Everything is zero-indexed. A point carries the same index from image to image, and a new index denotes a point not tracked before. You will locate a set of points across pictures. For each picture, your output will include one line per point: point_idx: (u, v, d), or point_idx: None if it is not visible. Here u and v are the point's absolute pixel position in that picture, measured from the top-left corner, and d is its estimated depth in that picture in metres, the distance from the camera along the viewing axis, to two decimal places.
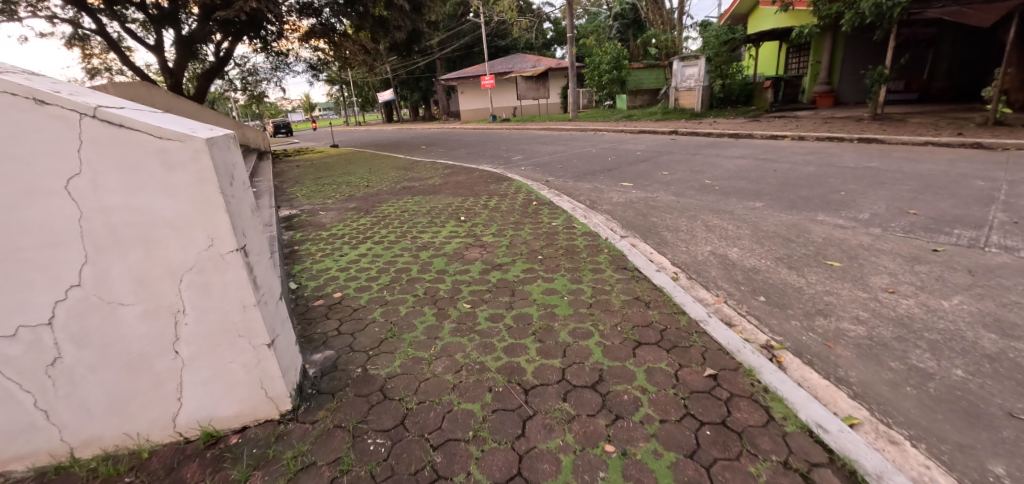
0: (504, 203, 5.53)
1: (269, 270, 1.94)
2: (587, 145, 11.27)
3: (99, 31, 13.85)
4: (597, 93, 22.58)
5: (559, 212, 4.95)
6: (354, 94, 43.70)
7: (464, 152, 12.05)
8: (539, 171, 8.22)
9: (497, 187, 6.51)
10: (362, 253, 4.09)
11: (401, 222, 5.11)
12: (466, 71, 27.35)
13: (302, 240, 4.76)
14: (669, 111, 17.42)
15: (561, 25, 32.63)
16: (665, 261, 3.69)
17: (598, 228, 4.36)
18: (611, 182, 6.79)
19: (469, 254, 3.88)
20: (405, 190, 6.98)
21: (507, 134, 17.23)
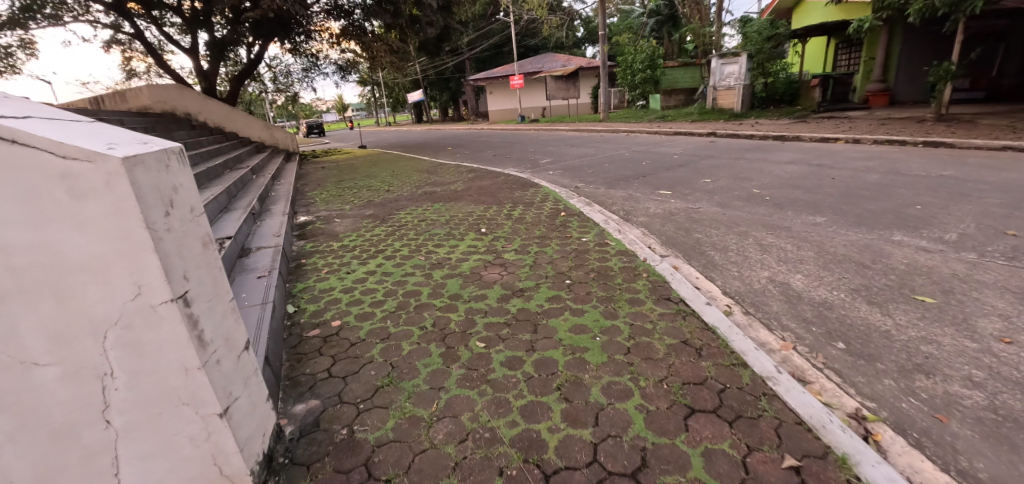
0: (530, 213, 5.07)
1: (226, 319, 1.56)
2: (620, 148, 10.68)
3: (138, 36, 14.20)
4: (630, 93, 21.85)
5: (589, 225, 4.45)
6: (385, 95, 44.15)
7: (490, 154, 11.68)
8: (568, 176, 7.74)
9: (523, 194, 6.07)
10: (371, 271, 3.71)
11: (417, 233, 4.73)
12: (496, 71, 27.04)
13: (312, 252, 4.44)
14: (706, 111, 16.59)
15: (592, 23, 31.91)
16: (716, 289, 3.14)
17: (634, 246, 3.84)
18: (647, 190, 6.24)
19: (487, 275, 3.45)
20: (426, 196, 6.63)
21: (535, 135, 16.80)
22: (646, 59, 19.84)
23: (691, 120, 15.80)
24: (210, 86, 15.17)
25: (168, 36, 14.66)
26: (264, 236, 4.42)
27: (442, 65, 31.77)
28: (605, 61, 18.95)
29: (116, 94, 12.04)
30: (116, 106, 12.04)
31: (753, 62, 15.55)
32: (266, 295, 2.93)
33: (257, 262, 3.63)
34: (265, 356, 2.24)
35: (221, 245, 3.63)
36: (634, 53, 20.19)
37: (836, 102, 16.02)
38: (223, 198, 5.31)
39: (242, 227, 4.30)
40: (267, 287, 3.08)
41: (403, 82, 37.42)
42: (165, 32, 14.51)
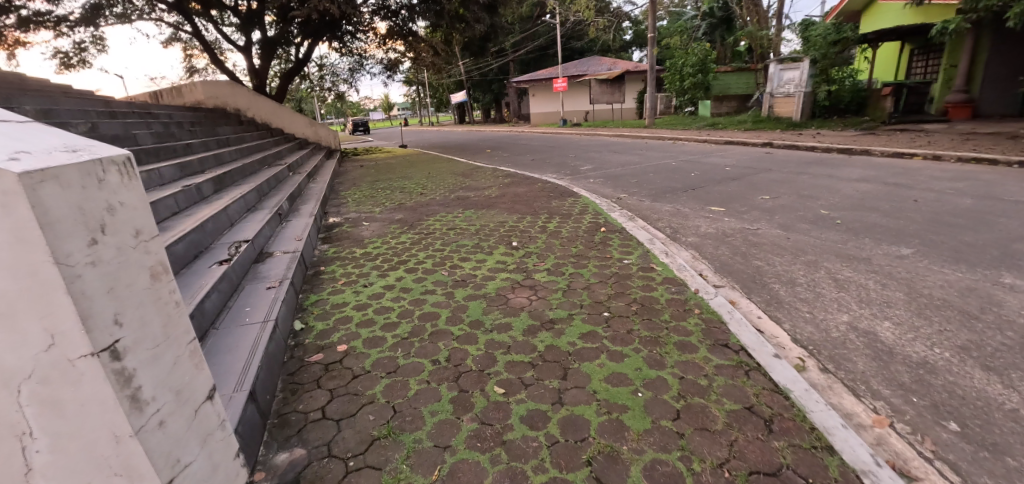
0: (566, 226, 4.66)
1: (178, 366, 1.26)
2: (667, 157, 10.06)
3: (197, 35, 14.81)
4: (677, 98, 20.98)
5: (631, 245, 4.00)
6: (429, 95, 44.76)
7: (529, 159, 11.35)
8: (609, 185, 7.27)
9: (560, 204, 5.68)
10: (389, 285, 3.41)
11: (443, 243, 4.42)
12: (539, 73, 26.67)
13: (333, 258, 4.21)
14: (761, 120, 15.60)
15: (641, 26, 30.96)
16: (782, 335, 2.64)
17: (683, 273, 3.36)
18: (697, 205, 5.71)
19: (514, 299, 3.07)
20: (458, 202, 6.33)
21: (575, 140, 16.34)
22: (697, 63, 18.91)
23: (744, 128, 14.88)
24: (260, 83, 15.61)
25: (225, 35, 15.22)
26: (285, 239, 4.24)
27: (486, 66, 31.74)
28: (653, 65, 18.20)
29: (173, 89, 12.55)
30: (172, 100, 12.54)
31: (816, 68, 14.46)
32: (271, 312, 2.68)
33: (272, 270, 3.41)
34: (252, 390, 1.96)
35: (237, 250, 3.44)
36: (685, 57, 19.31)
37: (909, 114, 14.67)
38: (252, 197, 5.21)
39: (263, 229, 4.12)
40: (275, 301, 2.84)
41: (447, 82, 37.68)
42: (222, 31, 15.07)
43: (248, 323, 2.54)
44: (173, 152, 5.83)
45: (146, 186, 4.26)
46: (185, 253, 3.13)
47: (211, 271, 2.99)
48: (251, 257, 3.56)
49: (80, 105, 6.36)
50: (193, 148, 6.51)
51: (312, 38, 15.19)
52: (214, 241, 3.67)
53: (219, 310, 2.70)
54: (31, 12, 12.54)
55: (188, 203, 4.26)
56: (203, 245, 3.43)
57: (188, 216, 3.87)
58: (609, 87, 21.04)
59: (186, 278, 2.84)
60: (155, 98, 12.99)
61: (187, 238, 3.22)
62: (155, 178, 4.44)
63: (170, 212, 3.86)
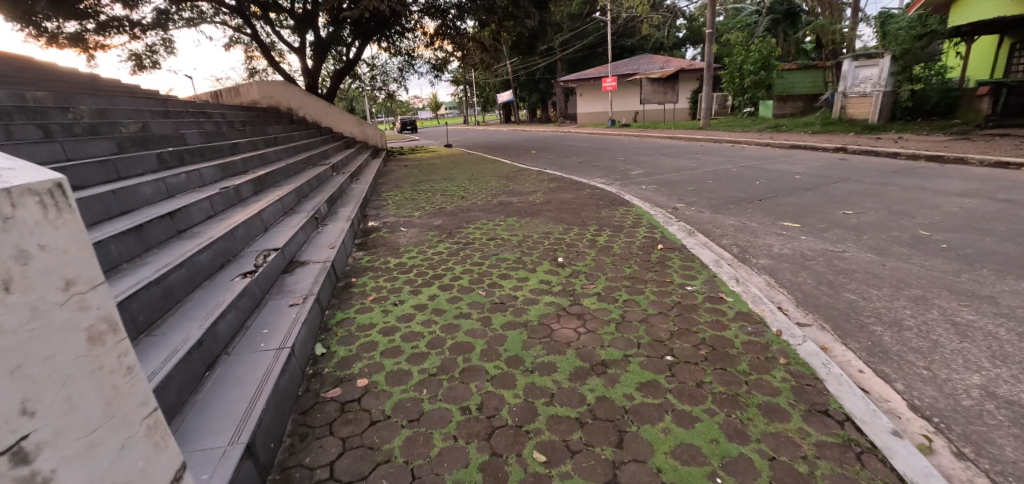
0: (616, 241, 4.20)
1: (127, 452, 1.01)
2: (726, 162, 9.30)
3: (256, 37, 15.36)
4: (736, 98, 19.76)
5: (694, 267, 3.50)
6: (476, 94, 44.97)
7: (575, 161, 10.88)
8: (663, 193, 6.71)
9: (609, 214, 5.22)
10: (421, 305, 3.11)
11: (482, 255, 4.08)
12: (588, 72, 25.99)
13: (367, 268, 3.97)
14: (831, 122, 14.32)
15: (697, 22, 29.51)
16: (896, 397, 2.10)
17: (760, 306, 2.84)
18: (765, 219, 5.08)
19: (558, 331, 2.67)
20: (500, 208, 5.98)
21: (624, 141, 15.67)
22: (759, 60, 17.67)
23: (811, 131, 13.70)
24: (313, 83, 15.97)
25: (281, 36, 15.68)
26: (318, 246, 4.05)
27: (533, 66, 31.36)
28: (711, 63, 17.15)
29: (231, 89, 13.02)
30: (230, 100, 13.02)
31: (899, 65, 13.04)
32: (288, 336, 2.44)
33: (299, 281, 3.21)
34: (250, 443, 1.70)
35: (264, 260, 3.27)
36: (745, 54, 18.11)
37: None
38: (291, 199, 5.11)
39: (296, 235, 3.95)
40: (295, 322, 2.61)
41: (493, 81, 37.59)
42: (278, 33, 15.52)
43: (262, 349, 2.31)
44: (220, 152, 5.86)
45: (185, 188, 4.21)
46: (210, 263, 2.97)
47: (233, 284, 2.80)
48: (279, 267, 3.38)
49: (137, 105, 6.54)
50: (239, 147, 6.54)
51: (362, 38, 15.36)
52: (245, 248, 3.53)
53: (236, 331, 2.49)
54: (109, 17, 13.39)
55: (225, 206, 4.18)
56: (232, 254, 3.29)
57: (222, 220, 3.76)
58: (662, 86, 20.08)
59: (206, 293, 2.66)
60: (215, 98, 13.55)
61: (214, 247, 3.07)
62: (196, 179, 4.39)
63: (205, 215, 3.77)
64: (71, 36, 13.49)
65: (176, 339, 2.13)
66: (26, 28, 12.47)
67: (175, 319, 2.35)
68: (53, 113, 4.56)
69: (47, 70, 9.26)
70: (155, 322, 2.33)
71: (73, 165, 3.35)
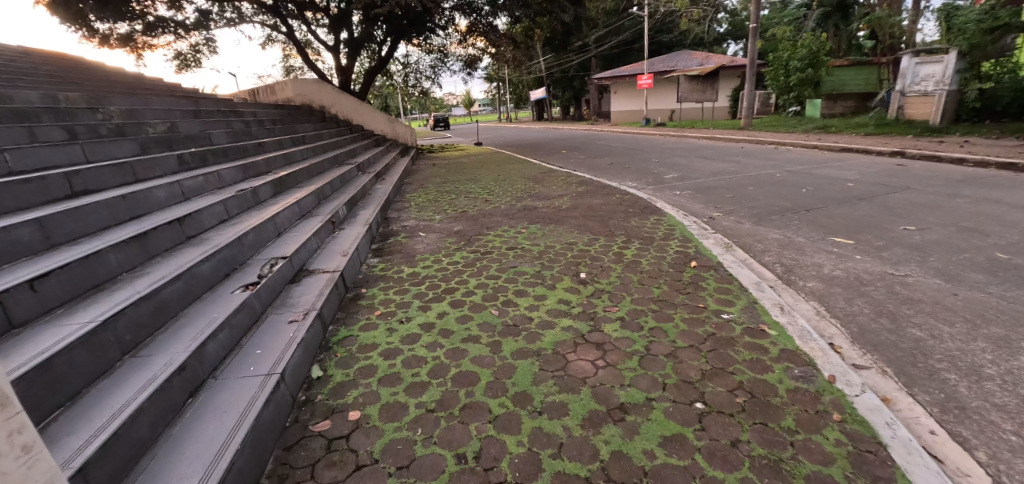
0: (645, 256, 3.89)
1: None
2: (769, 167, 8.71)
3: (293, 36, 15.65)
4: (781, 96, 18.74)
5: (731, 290, 3.15)
6: (509, 92, 44.76)
7: (607, 162, 10.49)
8: (700, 200, 6.29)
9: (640, 223, 4.89)
10: (428, 324, 2.90)
11: (500, 266, 3.84)
12: (623, 69, 25.30)
13: (379, 278, 3.80)
14: (886, 123, 13.32)
15: (740, 16, 28.23)
16: (980, 472, 1.73)
17: (809, 344, 2.49)
18: (814, 233, 4.63)
19: (575, 364, 2.40)
20: (524, 213, 5.73)
21: (659, 141, 15.10)
22: (807, 56, 16.66)
23: (864, 133, 12.77)
24: (346, 81, 16.16)
25: (317, 35, 15.94)
26: (331, 253, 3.92)
27: (567, 62, 30.84)
28: (754, 59, 16.30)
29: (268, 86, 13.32)
30: (266, 98, 13.31)
31: (965, 62, 11.93)
32: (280, 359, 2.28)
33: (305, 293, 3.07)
34: None
35: (271, 269, 3.15)
36: (792, 49, 17.12)
37: None
38: (311, 202, 5.03)
39: (308, 241, 3.83)
40: (291, 341, 2.45)
41: (526, 78, 37.27)
42: (314, 32, 15.78)
43: (251, 374, 2.16)
44: (245, 152, 5.86)
45: (203, 191, 4.17)
46: (212, 274, 2.87)
47: (232, 297, 2.68)
48: (287, 277, 3.26)
49: (170, 105, 6.66)
50: (266, 147, 6.55)
51: (395, 36, 15.38)
52: (254, 255, 3.44)
53: (228, 351, 2.35)
54: (156, 18, 13.93)
55: (241, 210, 4.11)
56: (238, 263, 3.18)
57: (234, 225, 3.68)
58: (701, 84, 19.29)
59: (203, 307, 2.55)
60: (253, 96, 13.89)
61: (218, 256, 2.97)
62: (214, 182, 4.35)
63: (218, 220, 3.71)
64: (121, 37, 14.13)
65: (157, 363, 1.99)
66: (81, 29, 13.12)
67: (165, 338, 2.23)
68: (83, 114, 4.63)
69: (94, 70, 9.65)
70: (144, 340, 2.22)
71: (87, 168, 3.33)
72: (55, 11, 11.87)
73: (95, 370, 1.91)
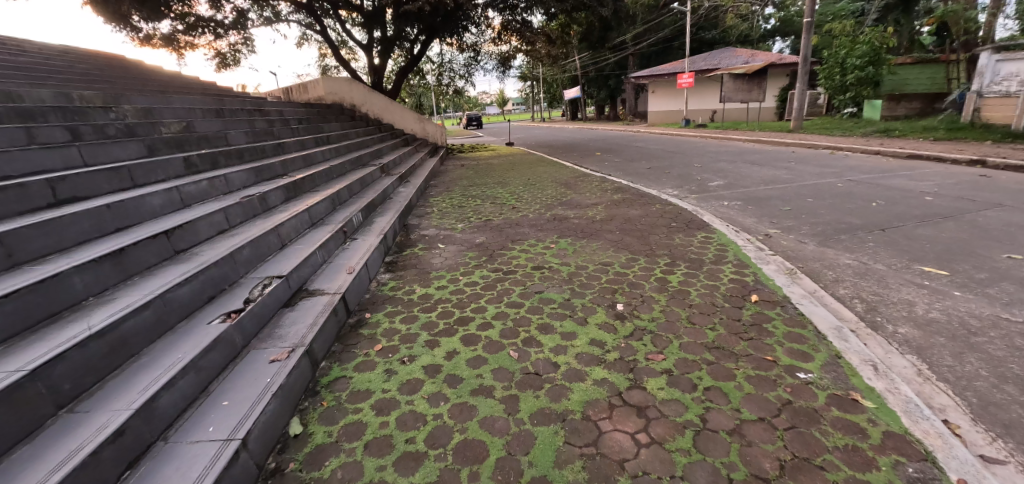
0: (694, 285, 3.31)
1: None
2: (827, 176, 7.88)
3: (327, 35, 15.67)
4: (835, 97, 17.42)
5: (806, 339, 2.54)
6: (543, 91, 44.19)
7: (645, 167, 9.82)
8: (752, 214, 5.61)
9: (685, 240, 4.31)
10: (434, 366, 2.44)
11: (523, 290, 3.35)
12: (662, 67, 24.32)
13: (388, 299, 3.38)
14: (959, 127, 12.03)
15: (791, 10, 26.59)
16: None
17: (921, 426, 1.90)
18: (896, 261, 3.92)
19: (608, 436, 1.90)
20: (554, 223, 5.23)
21: (699, 144, 14.26)
22: (867, 53, 15.35)
23: (933, 138, 11.56)
24: (378, 79, 16.07)
25: (350, 34, 15.92)
26: (337, 269, 3.54)
27: (603, 60, 30.00)
28: (807, 56, 15.13)
29: (301, 85, 13.33)
30: (299, 96, 13.34)
31: None
32: (247, 417, 1.90)
33: (298, 321, 2.69)
34: None
35: (263, 290, 2.79)
36: (849, 46, 15.83)
37: None
38: (325, 208, 4.69)
39: (312, 255, 3.46)
40: (266, 390, 2.06)
41: (560, 76, 36.57)
42: (348, 30, 15.77)
43: (208, 440, 1.79)
44: (262, 153, 5.60)
45: (207, 196, 3.89)
46: (192, 299, 2.53)
47: (208, 329, 2.32)
48: (281, 300, 2.90)
49: (193, 104, 6.52)
50: (286, 147, 6.30)
51: (427, 33, 15.11)
52: (249, 272, 3.09)
53: (190, 401, 1.99)
54: (198, 17, 14.25)
55: (245, 217, 3.80)
56: (226, 283, 2.84)
57: (233, 237, 3.36)
58: (746, 83, 18.18)
59: (172, 343, 2.20)
60: (286, 95, 13.96)
61: (201, 277, 2.63)
62: (220, 186, 4.06)
63: (216, 230, 3.39)
64: (163, 36, 14.51)
65: (90, 428, 1.65)
66: (125, 28, 13.52)
67: (114, 387, 1.89)
68: (94, 113, 4.46)
69: (132, 69, 9.83)
70: (91, 388, 1.89)
71: (76, 173, 3.07)
72: (100, 10, 12.24)
73: (17, 433, 1.59)
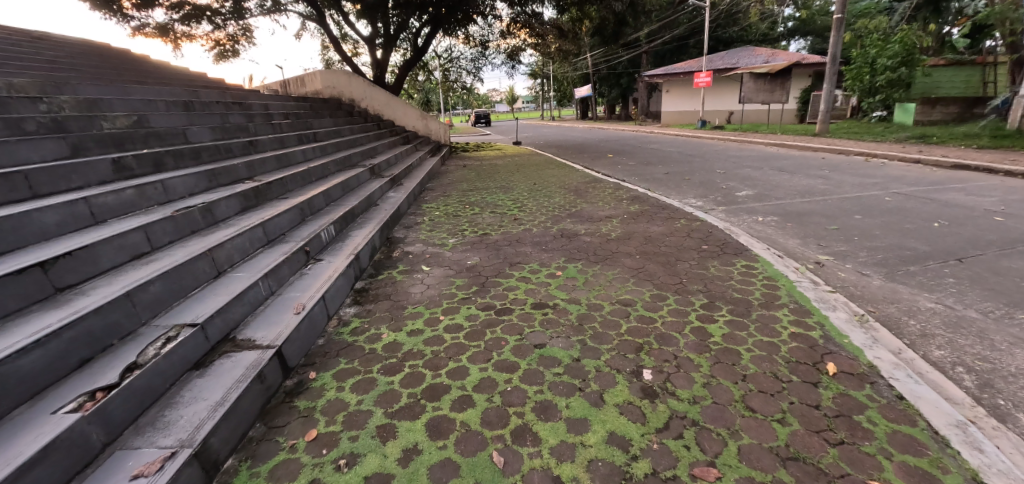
0: (745, 342, 2.52)
1: None
2: (869, 188, 7.02)
3: (328, 27, 15.01)
4: (864, 99, 16.43)
5: (924, 449, 1.78)
6: (553, 89, 43.40)
7: (664, 171, 9.02)
8: (794, 233, 4.81)
9: (723, 270, 3.52)
10: (381, 478, 1.69)
11: (519, 343, 2.57)
12: (677, 66, 23.42)
13: (345, 349, 2.62)
14: (1006, 134, 11.03)
15: (813, 8, 25.48)
16: None
17: None
18: (995, 308, 3.09)
19: None
20: (562, 240, 4.48)
21: (716, 147, 13.44)
22: (898, 53, 14.30)
23: (977, 145, 10.61)
24: (380, 74, 15.39)
25: (352, 27, 15.26)
26: (284, 305, 2.78)
27: (616, 58, 29.09)
28: (835, 55, 14.15)
29: (298, 78, 12.68)
30: (297, 90, 12.68)
31: None
32: None
33: (202, 398, 1.96)
34: None
35: (158, 351, 2.05)
36: (880, 45, 14.81)
37: None
38: (290, 220, 3.93)
39: (251, 290, 2.71)
40: None
41: (571, 74, 35.73)
42: (350, 23, 15.10)
43: None
44: (228, 152, 4.85)
45: (135, 207, 3.16)
46: (47, 370, 1.80)
47: (48, 425, 1.58)
48: (190, 361, 2.17)
49: (161, 95, 5.81)
50: (261, 145, 5.56)
51: (432, 25, 14.34)
52: (157, 316, 2.36)
53: None
54: (192, 7, 13.62)
55: (177, 236, 3.05)
56: (113, 338, 2.10)
57: (149, 265, 2.61)
58: (768, 83, 17.24)
59: None
60: (284, 87, 13.31)
61: (68, 334, 1.90)
62: (155, 194, 3.32)
63: (128, 255, 2.66)
64: (157, 27, 13.95)
65: None
66: (116, 16, 12.95)
67: None
68: (17, 104, 3.72)
69: (115, 58, 9.19)
70: None
71: None
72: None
73: None
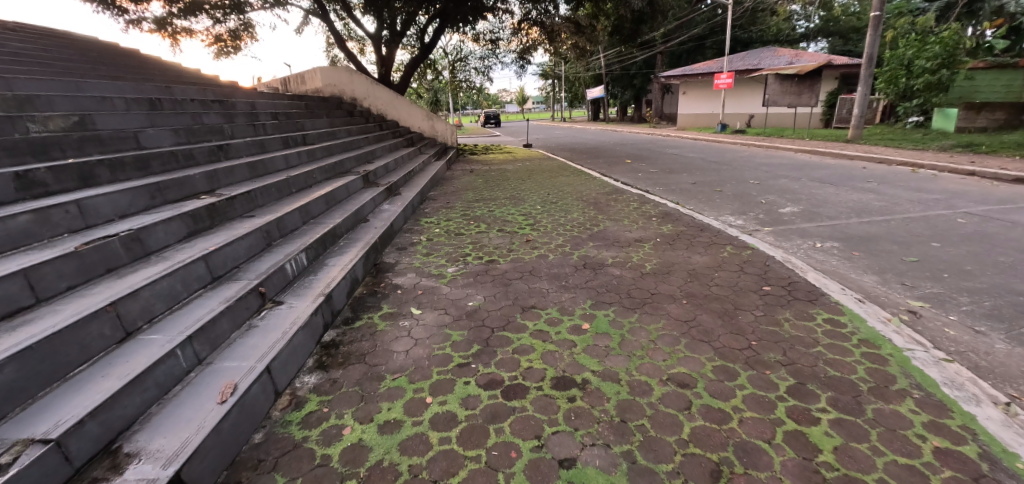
0: (873, 467, 1.71)
1: None
2: (932, 206, 6.12)
3: (330, 21, 14.25)
4: (898, 103, 15.48)
5: None
6: (563, 89, 42.58)
7: (691, 181, 8.19)
8: (867, 268, 3.95)
9: (802, 328, 2.69)
10: None
11: (536, 456, 1.77)
12: (695, 67, 22.49)
13: (290, 456, 1.83)
14: None
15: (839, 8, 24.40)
16: None
17: None
18: None
19: None
20: (585, 271, 3.68)
21: (740, 153, 12.57)
22: (939, 55, 13.21)
23: None
24: (386, 71, 14.66)
25: (356, 23, 14.53)
26: (210, 385, 1.99)
27: (629, 59, 28.24)
28: (871, 56, 13.12)
29: (299, 76, 12.01)
30: (296, 88, 12.00)
31: None
32: None
33: None
34: None
35: None
36: (918, 45, 13.74)
37: None
38: (248, 247, 3.14)
39: (162, 366, 1.93)
40: None
41: (583, 74, 34.81)
42: (354, 18, 14.37)
43: None
44: (189, 159, 4.10)
45: (32, 237, 2.39)
46: None
47: None
48: None
49: (125, 91, 5.08)
50: (235, 149, 4.79)
51: (440, 19, 13.53)
52: (2, 417, 1.59)
53: None
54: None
55: (81, 279, 2.28)
56: None
57: (16, 328, 1.84)
58: (795, 85, 16.24)
59: None
60: (283, 85, 12.62)
61: None
62: (65, 219, 2.55)
63: None
64: (153, 20, 13.32)
65: None
66: (111, 9, 12.30)
67: None
68: None
69: (96, 50, 8.50)
70: None
71: None
72: None
73: None
